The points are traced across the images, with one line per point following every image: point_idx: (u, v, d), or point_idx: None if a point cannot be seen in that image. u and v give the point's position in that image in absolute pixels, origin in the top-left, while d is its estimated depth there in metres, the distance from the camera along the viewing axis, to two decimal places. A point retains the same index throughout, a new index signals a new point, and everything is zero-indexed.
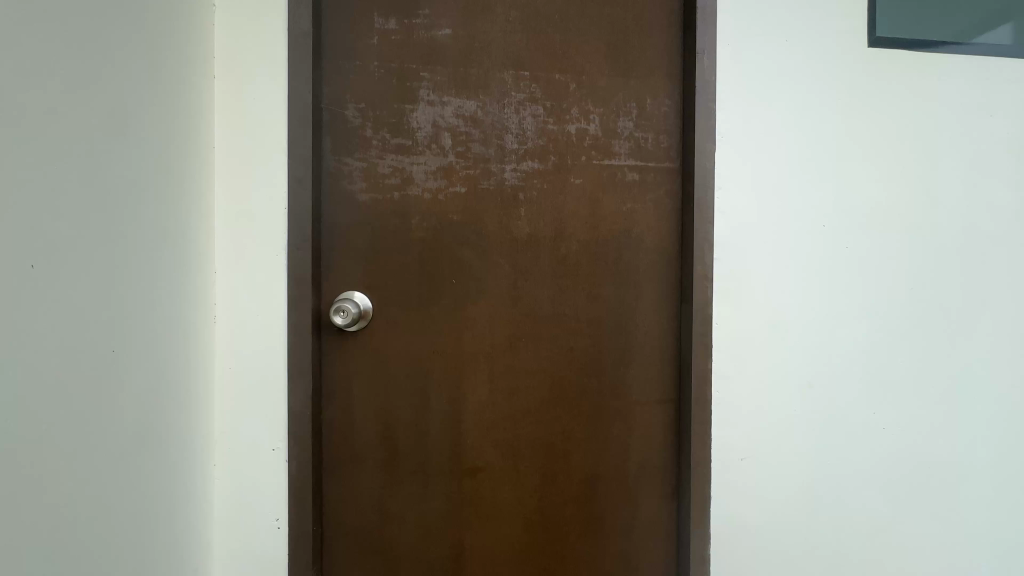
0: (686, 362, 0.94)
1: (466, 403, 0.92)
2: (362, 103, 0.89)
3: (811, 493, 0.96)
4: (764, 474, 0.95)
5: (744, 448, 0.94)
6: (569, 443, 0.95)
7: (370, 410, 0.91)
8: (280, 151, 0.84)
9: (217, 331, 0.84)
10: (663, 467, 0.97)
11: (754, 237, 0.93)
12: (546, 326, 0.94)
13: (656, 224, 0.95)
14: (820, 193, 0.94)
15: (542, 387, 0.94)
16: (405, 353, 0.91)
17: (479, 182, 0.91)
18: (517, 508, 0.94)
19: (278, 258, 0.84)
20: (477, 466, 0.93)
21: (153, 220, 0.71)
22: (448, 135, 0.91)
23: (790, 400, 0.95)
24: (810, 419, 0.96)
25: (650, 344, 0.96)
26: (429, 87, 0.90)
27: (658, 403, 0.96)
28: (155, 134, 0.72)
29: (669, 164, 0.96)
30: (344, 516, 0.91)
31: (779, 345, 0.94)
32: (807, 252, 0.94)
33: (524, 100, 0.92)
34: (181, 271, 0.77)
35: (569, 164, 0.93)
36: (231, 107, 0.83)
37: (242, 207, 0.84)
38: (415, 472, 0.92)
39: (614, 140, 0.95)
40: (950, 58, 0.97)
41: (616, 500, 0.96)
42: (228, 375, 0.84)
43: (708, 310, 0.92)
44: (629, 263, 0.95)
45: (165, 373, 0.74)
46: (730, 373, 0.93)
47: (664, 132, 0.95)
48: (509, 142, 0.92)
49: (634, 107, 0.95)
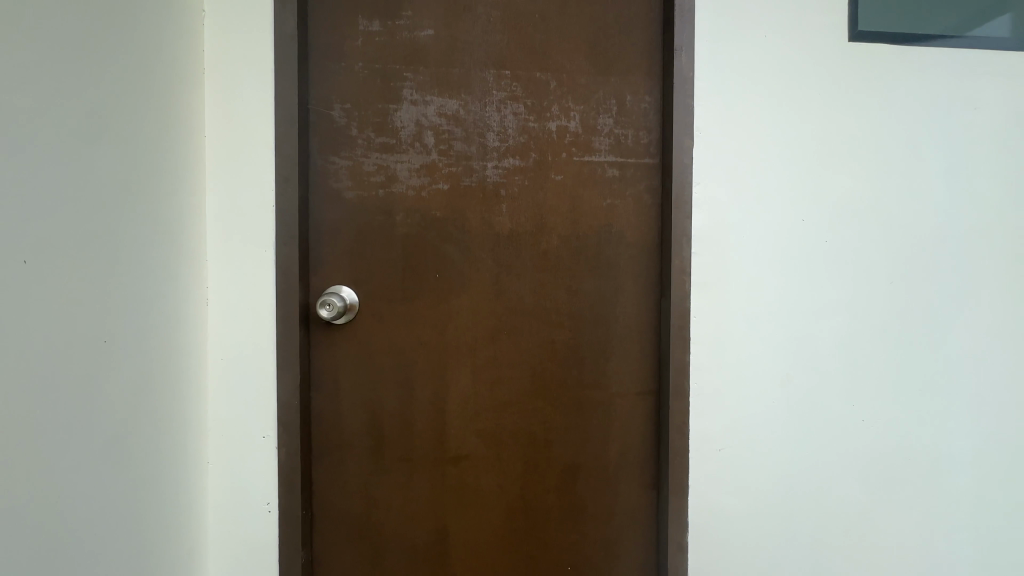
0: (665, 354, 0.96)
1: (449, 394, 0.95)
2: (347, 103, 0.92)
3: (789, 483, 0.98)
4: (741, 464, 0.96)
5: (722, 439, 0.96)
6: (550, 433, 0.97)
7: (357, 400, 0.94)
8: (268, 151, 0.88)
9: (209, 324, 0.88)
10: (643, 457, 0.99)
11: (732, 231, 0.94)
12: (527, 319, 0.96)
13: (635, 219, 0.97)
14: (799, 188, 0.95)
15: (524, 378, 0.97)
16: (391, 345, 0.94)
17: (461, 179, 0.94)
18: (500, 495, 0.97)
19: (267, 254, 0.88)
20: (461, 454, 0.96)
21: (144, 218, 0.75)
22: (431, 133, 0.93)
23: (768, 391, 0.96)
24: (788, 411, 0.97)
25: (630, 337, 0.98)
26: (412, 87, 0.93)
27: (638, 395, 0.98)
28: (146, 136, 0.75)
29: (648, 160, 0.97)
30: (333, 501, 0.95)
31: (757, 338, 0.95)
32: (786, 246, 0.95)
33: (505, 98, 0.94)
34: (173, 266, 0.81)
35: (550, 161, 0.96)
36: (221, 109, 0.87)
37: (232, 205, 0.87)
38: (400, 460, 0.95)
39: (593, 136, 0.96)
40: (930, 52, 0.97)
41: (597, 489, 0.99)
42: (220, 365, 0.88)
43: (686, 304, 0.93)
44: (608, 257, 0.97)
45: (157, 363, 0.78)
46: (707, 365, 0.95)
47: (644, 129, 0.97)
48: (491, 139, 0.94)
49: (613, 104, 0.96)
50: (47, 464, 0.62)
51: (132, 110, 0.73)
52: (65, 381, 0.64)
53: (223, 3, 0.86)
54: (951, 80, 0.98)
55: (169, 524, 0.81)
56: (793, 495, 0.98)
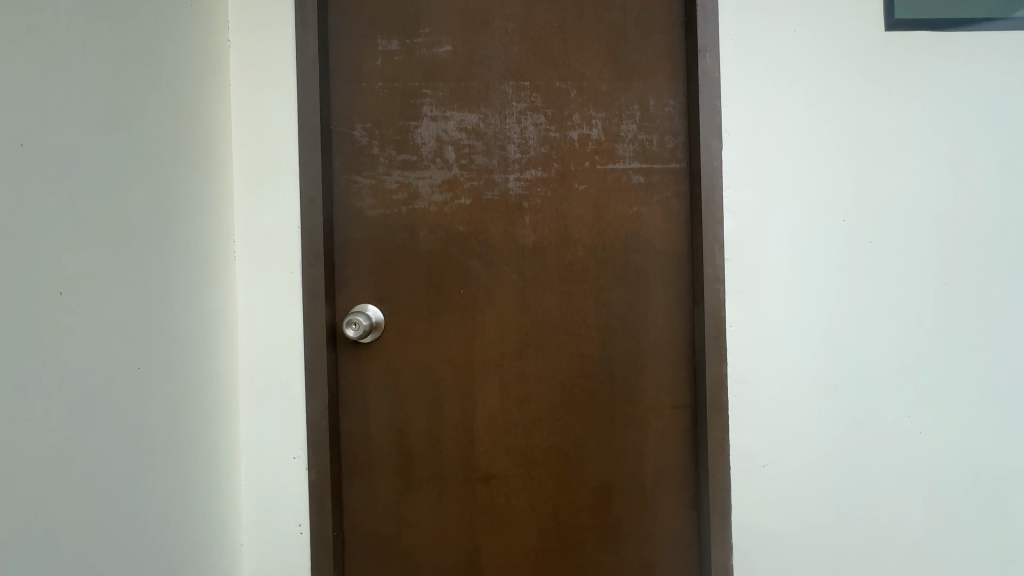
0: (701, 366, 0.92)
1: (477, 411, 0.94)
2: (368, 122, 0.93)
3: (840, 501, 0.91)
4: (788, 480, 0.91)
5: (765, 455, 0.90)
6: (582, 450, 0.94)
7: (385, 419, 0.94)
8: (293, 173, 0.89)
9: (240, 346, 0.89)
10: (681, 474, 0.95)
11: (767, 235, 0.90)
12: (554, 332, 0.94)
13: (664, 226, 0.94)
14: (837, 187, 0.90)
15: (553, 394, 0.94)
16: (417, 362, 0.93)
17: (483, 193, 0.93)
18: (532, 515, 0.94)
19: (294, 275, 0.89)
20: (491, 473, 0.94)
21: (177, 245, 0.77)
22: (451, 148, 0.93)
23: (813, 403, 0.91)
24: (836, 424, 0.91)
25: (662, 348, 0.94)
26: (432, 103, 0.93)
27: (673, 409, 0.94)
28: (173, 163, 0.77)
29: (675, 165, 0.94)
30: (363, 521, 0.94)
31: (799, 347, 0.90)
32: (826, 248, 0.90)
33: (525, 109, 0.93)
34: (203, 289, 0.82)
35: (573, 170, 0.94)
36: (247, 135, 0.89)
37: (260, 227, 0.89)
38: (430, 480, 0.94)
39: (617, 143, 0.94)
40: (975, 38, 0.91)
41: (633, 508, 0.95)
42: (250, 387, 0.89)
43: (721, 313, 0.89)
44: (637, 266, 0.94)
45: (191, 387, 0.79)
46: (746, 376, 0.90)
47: (669, 133, 0.94)
48: (512, 151, 0.93)
49: (636, 110, 0.94)
50: (85, 493, 0.62)
51: (161, 139, 0.75)
52: (103, 406, 0.65)
53: (248, 31, 0.89)
54: (1000, 65, 0.91)
55: (204, 546, 0.81)
56: (845, 514, 0.91)
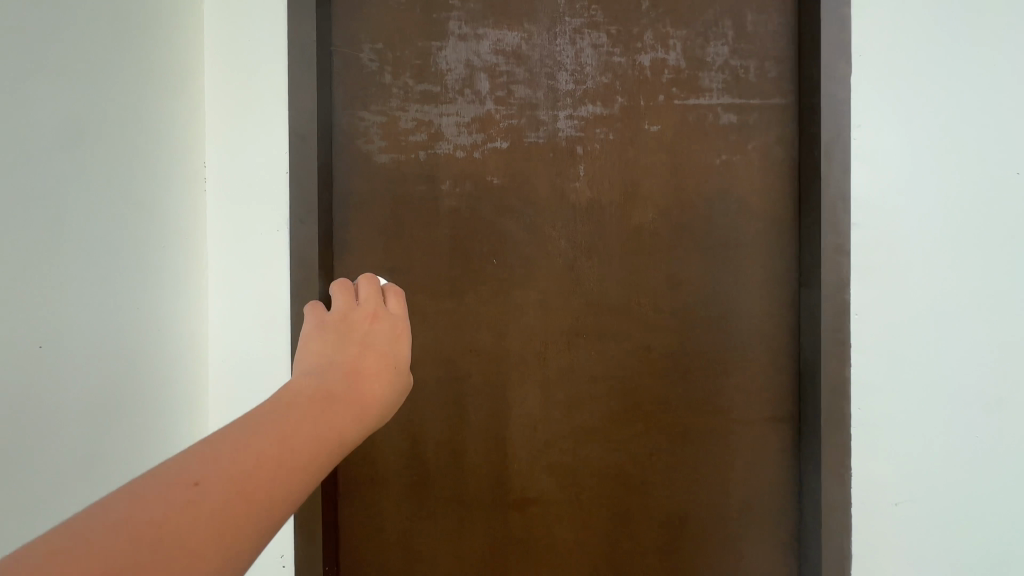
0: (810, 367, 0.69)
1: (511, 417, 0.73)
2: (379, 43, 0.72)
3: (1001, 555, 0.67)
4: (929, 523, 0.67)
5: (899, 488, 0.67)
6: (647, 471, 0.72)
7: (394, 423, 0.73)
8: (281, 101, 0.67)
9: (210, 329, 0.68)
10: (776, 508, 0.72)
11: (909, 192, 0.66)
12: (613, 318, 0.72)
13: (761, 182, 0.72)
14: (1013, 127, 0.66)
15: (610, 399, 0.72)
16: (434, 352, 0.73)
17: (524, 136, 0.72)
18: (579, 553, 0.73)
19: (280, 237, 0.67)
20: (527, 498, 0.73)
21: (110, 190, 0.58)
22: (485, 76, 0.72)
23: (968, 422, 0.67)
24: (1001, 451, 0.67)
25: (756, 342, 0.72)
26: (461, 18, 0.72)
27: (769, 422, 0.72)
28: (108, 81, 0.57)
29: (778, 101, 0.71)
30: (364, 552, 0.74)
31: (951, 345, 0.66)
32: (995, 211, 0.66)
33: (581, 26, 0.72)
34: (162, 251, 0.63)
35: (642, 106, 0.71)
36: (222, 48, 0.67)
37: (238, 172, 0.67)
38: (450, 503, 0.73)
39: (702, 71, 0.71)
40: None
41: (712, 550, 0.73)
42: (223, 383, 0.67)
43: (845, 297, 0.66)
44: (724, 234, 0.71)
45: (129, 382, 0.60)
46: (874, 382, 0.67)
47: (772, 58, 0.71)
48: (563, 81, 0.72)
49: (728, 28, 0.71)
50: None
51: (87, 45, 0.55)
52: None
53: None
54: None
55: None
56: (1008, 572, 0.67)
